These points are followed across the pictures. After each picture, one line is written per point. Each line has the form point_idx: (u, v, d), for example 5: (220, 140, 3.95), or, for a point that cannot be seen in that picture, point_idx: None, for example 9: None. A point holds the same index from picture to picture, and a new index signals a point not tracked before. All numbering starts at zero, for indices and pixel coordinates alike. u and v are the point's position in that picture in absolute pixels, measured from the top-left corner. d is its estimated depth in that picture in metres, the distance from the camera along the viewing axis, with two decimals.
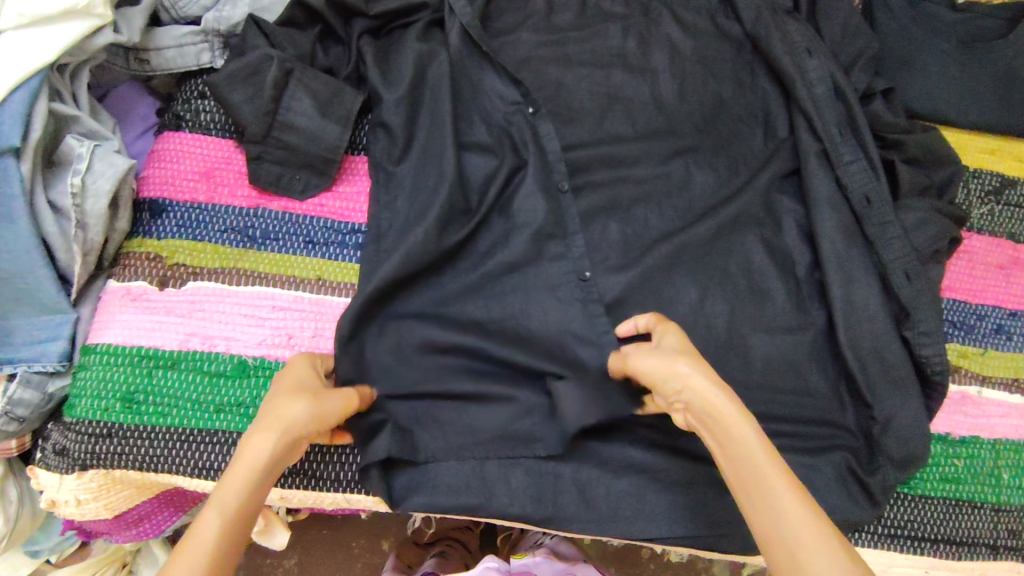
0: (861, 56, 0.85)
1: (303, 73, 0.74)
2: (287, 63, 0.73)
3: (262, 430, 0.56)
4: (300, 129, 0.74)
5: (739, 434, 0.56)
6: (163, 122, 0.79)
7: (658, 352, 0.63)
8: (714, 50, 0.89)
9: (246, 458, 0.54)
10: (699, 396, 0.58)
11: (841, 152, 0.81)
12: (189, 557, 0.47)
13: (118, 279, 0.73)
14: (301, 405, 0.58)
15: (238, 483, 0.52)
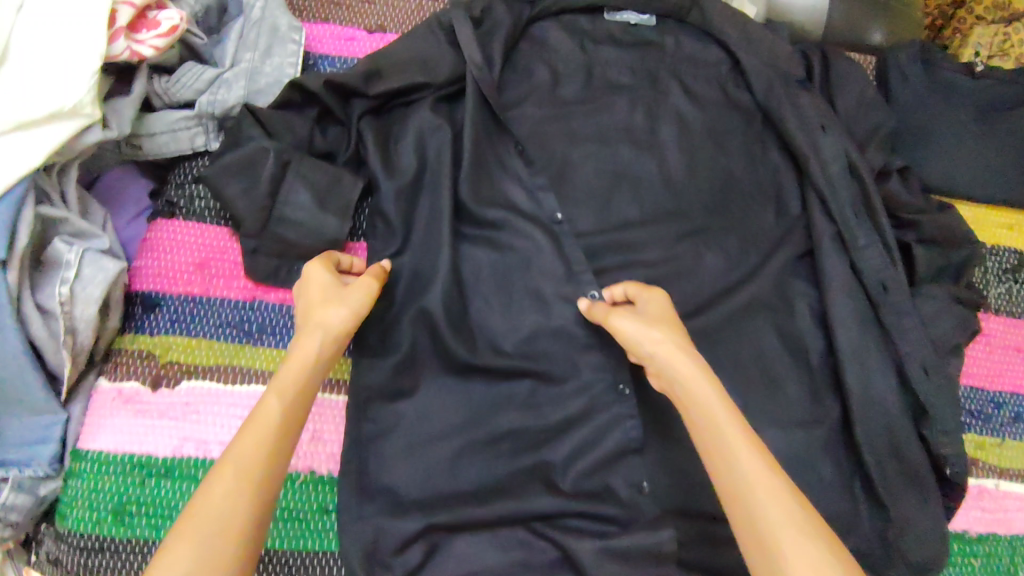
0: (878, 132, 0.82)
1: (300, 163, 0.72)
2: (285, 153, 0.72)
3: (305, 336, 0.62)
4: (296, 223, 0.72)
5: (704, 398, 0.61)
6: (156, 207, 0.77)
7: (642, 317, 0.67)
8: (724, 122, 0.86)
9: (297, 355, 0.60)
10: (671, 365, 0.64)
11: (856, 235, 0.79)
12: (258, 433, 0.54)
13: (110, 379, 0.70)
14: (333, 311, 0.63)
15: (291, 380, 0.59)
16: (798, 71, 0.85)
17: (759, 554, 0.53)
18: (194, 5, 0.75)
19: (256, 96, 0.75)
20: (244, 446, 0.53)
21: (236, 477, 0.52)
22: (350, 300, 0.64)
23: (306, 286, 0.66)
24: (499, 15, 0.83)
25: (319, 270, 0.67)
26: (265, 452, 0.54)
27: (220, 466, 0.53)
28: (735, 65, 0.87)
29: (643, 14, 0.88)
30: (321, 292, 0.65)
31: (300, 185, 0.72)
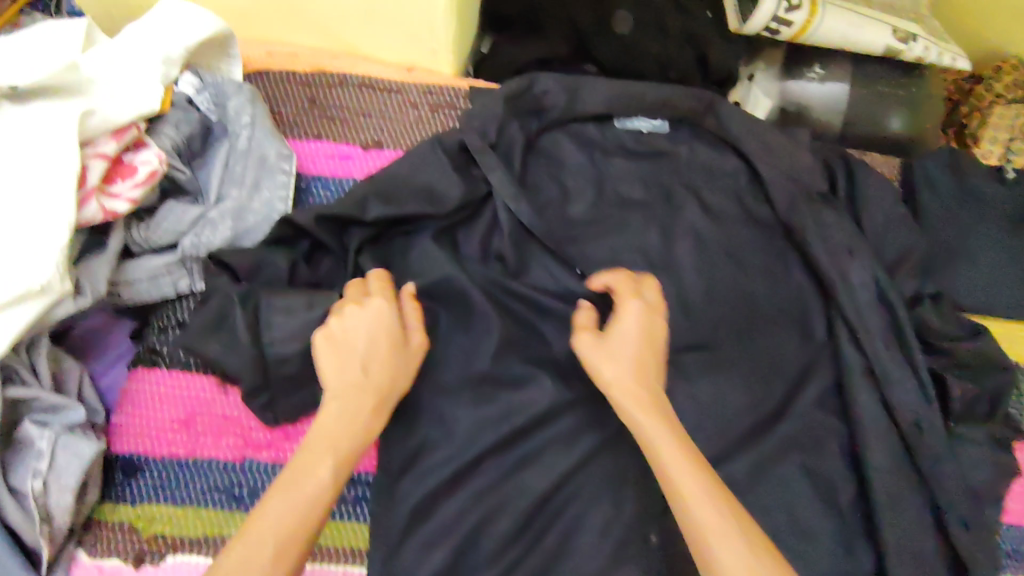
0: (909, 255, 0.77)
1: (273, 305, 0.64)
2: (250, 296, 0.64)
3: (362, 385, 0.58)
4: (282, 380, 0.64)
5: (654, 432, 0.59)
6: (138, 353, 0.71)
7: (607, 342, 0.64)
8: (743, 239, 0.81)
9: (352, 408, 0.57)
10: (626, 396, 0.61)
11: (888, 369, 0.74)
12: (304, 496, 0.52)
13: (89, 556, 0.64)
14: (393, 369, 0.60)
15: (344, 437, 0.56)
16: (820, 184, 0.81)
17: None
18: (174, 136, 0.69)
19: (244, 234, 0.69)
20: (285, 519, 0.50)
21: (274, 558, 0.49)
22: (396, 362, 0.61)
23: (360, 325, 0.61)
24: (506, 135, 0.77)
25: (375, 309, 0.61)
26: (306, 528, 0.51)
27: (257, 534, 0.49)
28: (754, 176, 0.83)
29: (656, 120, 0.83)
30: (373, 339, 0.60)
31: (287, 326, 0.64)
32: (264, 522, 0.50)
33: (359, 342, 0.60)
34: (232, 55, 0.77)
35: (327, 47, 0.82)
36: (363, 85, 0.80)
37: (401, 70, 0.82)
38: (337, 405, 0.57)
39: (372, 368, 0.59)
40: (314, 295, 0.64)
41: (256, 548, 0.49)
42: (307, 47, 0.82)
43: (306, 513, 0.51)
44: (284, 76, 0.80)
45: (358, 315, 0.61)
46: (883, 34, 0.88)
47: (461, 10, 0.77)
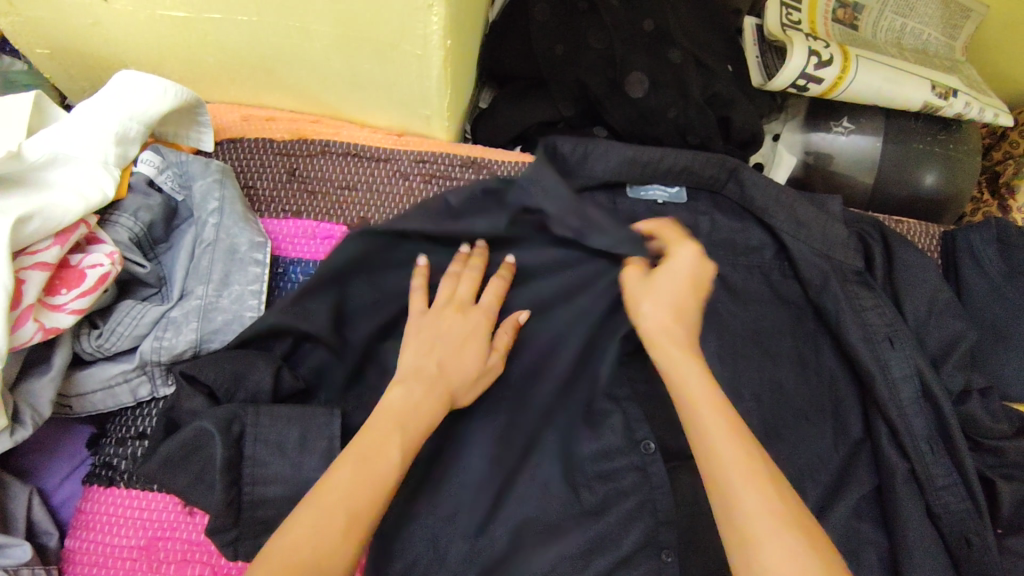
0: (956, 346, 0.70)
1: (259, 429, 0.57)
2: (235, 420, 0.56)
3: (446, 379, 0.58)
4: (263, 508, 0.56)
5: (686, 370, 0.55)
6: (93, 465, 0.63)
7: (656, 288, 0.61)
8: (769, 322, 0.73)
9: (437, 391, 0.57)
10: (667, 336, 0.58)
11: (932, 474, 0.67)
12: (374, 468, 0.48)
13: None
14: (474, 367, 0.61)
15: (418, 420, 0.53)
16: (855, 261, 0.73)
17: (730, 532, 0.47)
18: (131, 226, 0.61)
19: (213, 335, 0.61)
20: (354, 490, 0.46)
21: (342, 534, 0.44)
22: (471, 370, 0.61)
23: (452, 330, 0.62)
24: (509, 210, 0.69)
25: (472, 318, 0.63)
26: (372, 507, 0.47)
27: (325, 503, 0.45)
28: (780, 252, 0.75)
29: (672, 188, 0.76)
30: (461, 342, 0.61)
31: (270, 457, 0.56)
32: (335, 489, 0.46)
33: (443, 342, 0.60)
34: (201, 122, 0.70)
35: (309, 110, 0.74)
36: (348, 154, 0.72)
37: (390, 135, 0.75)
38: (406, 390, 0.56)
39: (451, 373, 0.59)
40: (303, 418, 0.57)
41: (319, 524, 0.44)
42: (287, 109, 0.74)
43: (378, 489, 0.47)
44: (260, 143, 0.72)
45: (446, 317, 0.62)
46: (924, 89, 0.82)
47: (458, 74, 0.68)
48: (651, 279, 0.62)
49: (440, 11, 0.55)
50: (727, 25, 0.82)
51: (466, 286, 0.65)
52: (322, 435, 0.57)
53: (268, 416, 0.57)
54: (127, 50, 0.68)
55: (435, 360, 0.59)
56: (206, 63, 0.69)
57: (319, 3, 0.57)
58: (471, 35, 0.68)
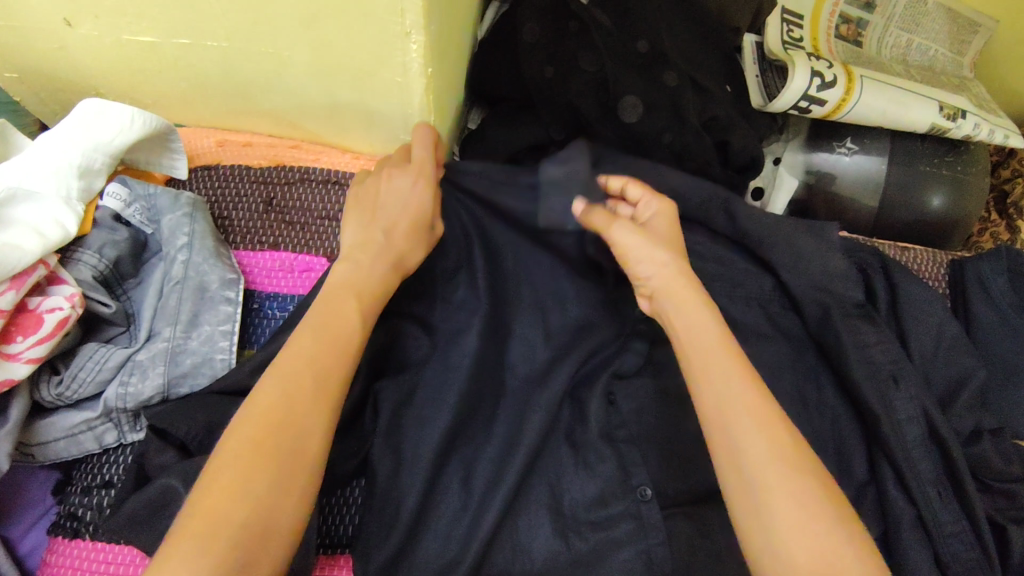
0: (965, 385, 0.67)
1: None
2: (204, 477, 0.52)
3: (386, 235, 0.55)
4: None
5: (702, 325, 0.53)
6: (57, 515, 0.60)
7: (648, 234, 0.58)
8: (770, 359, 0.70)
9: (372, 250, 0.54)
10: (669, 281, 0.55)
11: (941, 521, 0.63)
12: (331, 342, 0.49)
13: None
14: (423, 206, 0.56)
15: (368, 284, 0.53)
16: (856, 294, 0.70)
17: (736, 478, 0.48)
18: (95, 263, 0.58)
19: (180, 381, 0.57)
20: (311, 365, 0.48)
21: (316, 392, 0.47)
22: (416, 238, 0.56)
23: (395, 194, 0.56)
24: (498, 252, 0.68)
25: (409, 178, 0.56)
26: (341, 369, 0.49)
27: (290, 370, 0.47)
28: (779, 284, 0.72)
29: None
30: (402, 206, 0.56)
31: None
32: (298, 361, 0.48)
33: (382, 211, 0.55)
34: (174, 149, 0.66)
35: (288, 134, 0.70)
36: (329, 181, 0.69)
37: (374, 162, 0.71)
38: (352, 263, 0.54)
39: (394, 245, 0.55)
40: None
41: (288, 388, 0.46)
42: (264, 134, 0.71)
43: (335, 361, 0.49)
44: (236, 170, 0.70)
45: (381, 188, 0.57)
46: (931, 111, 0.79)
47: (443, 99, 0.65)
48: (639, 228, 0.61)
49: (418, 39, 0.52)
50: (726, 45, 0.79)
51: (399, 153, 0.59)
52: None
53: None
54: (96, 74, 0.65)
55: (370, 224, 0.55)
56: (178, 88, 0.65)
57: (292, 28, 0.53)
58: (452, 58, 0.65)
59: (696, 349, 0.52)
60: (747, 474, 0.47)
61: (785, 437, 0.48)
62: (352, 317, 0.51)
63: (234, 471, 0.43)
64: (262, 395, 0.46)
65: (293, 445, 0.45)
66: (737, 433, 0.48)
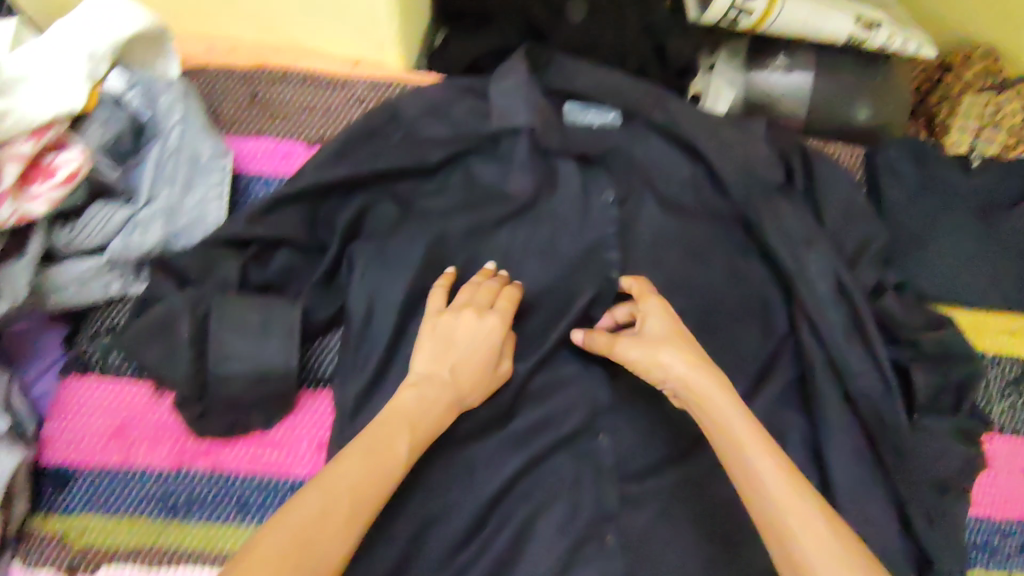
0: (869, 247, 0.75)
1: (223, 311, 0.62)
2: (201, 303, 0.61)
3: (441, 385, 0.63)
4: (237, 376, 0.62)
5: (725, 416, 0.60)
6: (68, 361, 0.68)
7: (647, 339, 0.66)
8: (701, 236, 0.79)
9: (435, 394, 0.62)
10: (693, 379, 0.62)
11: (849, 363, 0.72)
12: (370, 463, 0.54)
13: (18, 566, 0.63)
14: (480, 367, 0.66)
15: (423, 431, 0.60)
16: (777, 175, 0.79)
17: (778, 544, 0.53)
18: (102, 135, 0.67)
19: (177, 235, 0.66)
20: (357, 484, 0.53)
21: (346, 521, 0.51)
22: (476, 378, 0.65)
23: (466, 339, 0.66)
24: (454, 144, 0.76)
25: (488, 325, 0.66)
26: (379, 494, 0.54)
27: (335, 484, 0.52)
28: (709, 169, 0.80)
29: (608, 114, 0.82)
30: (475, 350, 0.66)
31: (233, 337, 0.62)
32: (345, 478, 0.52)
33: (460, 350, 0.65)
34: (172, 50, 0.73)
35: (271, 41, 0.79)
36: (307, 80, 0.78)
37: (348, 64, 0.80)
38: (419, 394, 0.62)
39: (456, 386, 0.64)
40: (267, 302, 0.63)
41: (327, 502, 0.50)
42: (252, 41, 0.80)
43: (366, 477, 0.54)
44: (223, 71, 0.78)
45: (458, 321, 0.66)
46: (847, 23, 0.88)
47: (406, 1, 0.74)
48: (642, 331, 0.67)
49: None
50: None
51: (486, 294, 0.69)
52: (282, 321, 0.63)
53: (234, 301, 0.62)
54: None
55: (431, 361, 0.65)
56: None
57: None
58: None
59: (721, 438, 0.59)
60: (784, 539, 0.53)
61: (815, 507, 0.54)
62: (402, 454, 0.57)
63: (277, 549, 0.46)
64: (300, 502, 0.49)
65: (315, 558, 0.48)
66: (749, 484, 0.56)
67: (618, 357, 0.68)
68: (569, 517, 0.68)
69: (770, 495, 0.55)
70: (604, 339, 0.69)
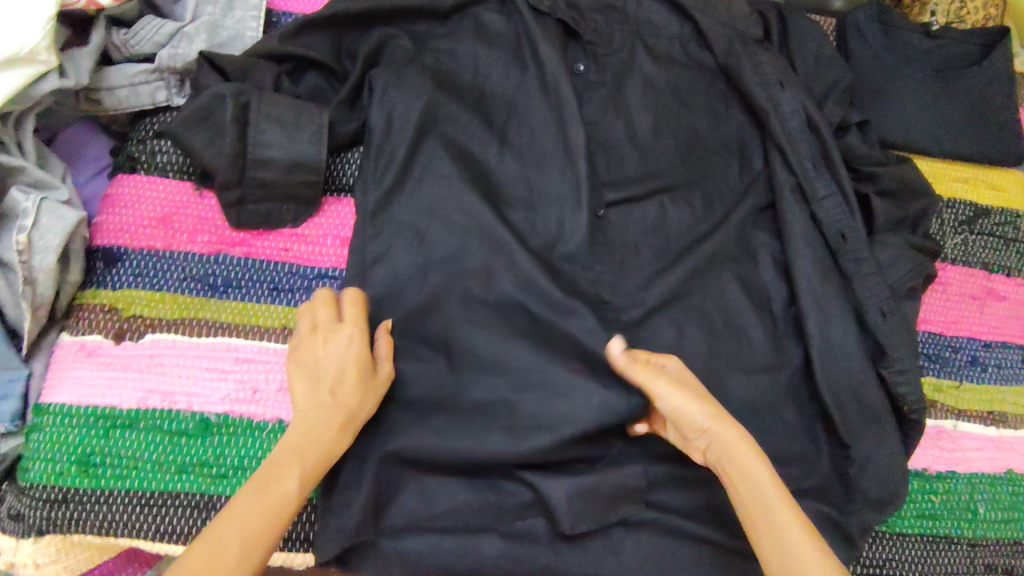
0: (835, 88, 0.84)
1: (261, 102, 0.69)
2: (242, 94, 0.69)
3: (322, 414, 0.62)
4: (273, 161, 0.70)
5: (756, 472, 0.62)
6: (117, 163, 0.75)
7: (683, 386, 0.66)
8: (687, 81, 0.85)
9: (314, 419, 0.61)
10: (724, 435, 0.64)
11: (816, 187, 0.80)
12: (258, 506, 0.55)
13: (71, 333, 0.70)
14: (359, 385, 0.64)
15: (311, 449, 0.60)
16: (756, 30, 0.86)
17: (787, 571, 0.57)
18: None
19: (219, 48, 0.75)
20: (248, 526, 0.54)
21: (240, 556, 0.53)
22: (361, 397, 0.64)
23: (330, 356, 0.64)
24: None
25: (345, 338, 0.65)
26: (273, 527, 0.55)
27: (223, 533, 0.53)
28: (695, 26, 0.85)
29: None
30: (345, 368, 0.64)
31: (269, 126, 0.69)
32: (230, 521, 0.54)
33: (327, 372, 0.63)
34: None
35: None
36: None
37: None
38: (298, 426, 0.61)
39: (335, 405, 0.62)
40: (298, 102, 0.71)
41: (215, 550, 0.52)
42: None
43: (256, 518, 0.55)
44: None
45: (325, 344, 0.64)
46: None
47: None
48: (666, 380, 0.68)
49: None
50: None
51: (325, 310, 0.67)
52: (315, 118, 0.71)
53: (270, 96, 0.69)
54: None
55: (303, 395, 0.63)
56: None
57: None
58: None
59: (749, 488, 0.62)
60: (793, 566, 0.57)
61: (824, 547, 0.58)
62: (292, 482, 0.58)
63: None
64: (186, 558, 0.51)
65: None
66: (786, 550, 0.58)
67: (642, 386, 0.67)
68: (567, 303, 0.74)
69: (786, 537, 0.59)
70: (639, 372, 0.67)
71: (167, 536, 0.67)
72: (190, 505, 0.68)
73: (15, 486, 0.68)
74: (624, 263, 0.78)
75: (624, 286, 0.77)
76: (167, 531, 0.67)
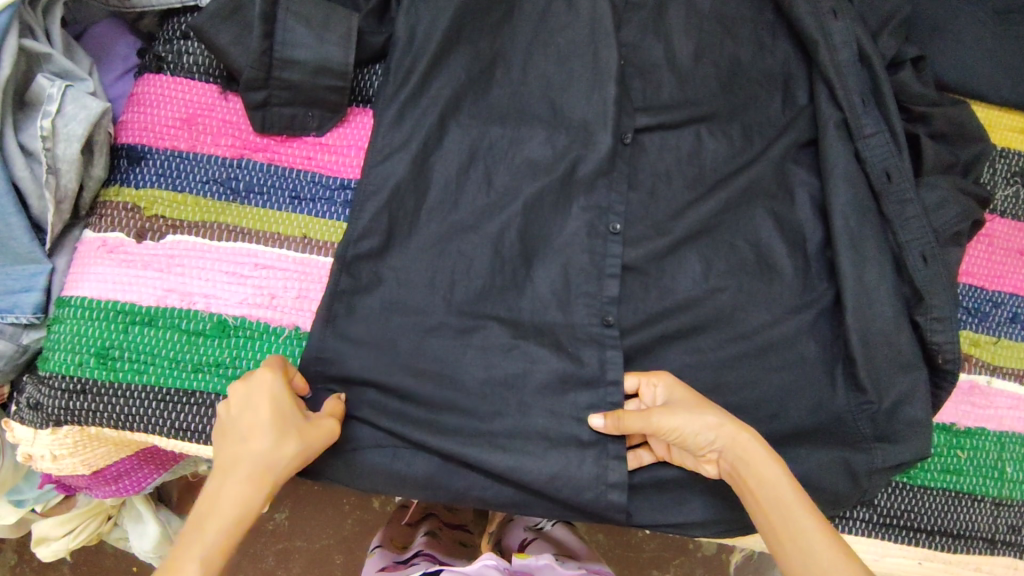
0: (891, 20, 0.79)
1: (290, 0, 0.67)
2: None
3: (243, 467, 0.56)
4: (300, 63, 0.68)
5: (773, 477, 0.60)
6: (143, 62, 0.73)
7: (680, 408, 0.64)
8: (733, 8, 0.80)
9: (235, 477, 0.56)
10: (734, 441, 0.62)
11: (863, 124, 0.76)
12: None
13: (94, 229, 0.70)
14: (281, 436, 0.58)
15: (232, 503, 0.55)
16: None
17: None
18: None
19: None
20: None
21: None
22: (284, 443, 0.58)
23: (254, 399, 0.59)
24: None
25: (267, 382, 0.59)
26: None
27: None
28: None
29: None
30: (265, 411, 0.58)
31: (297, 26, 0.67)
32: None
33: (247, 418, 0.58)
34: None
35: None
36: None
37: None
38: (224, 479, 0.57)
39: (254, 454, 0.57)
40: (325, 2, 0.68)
41: None
42: None
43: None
44: None
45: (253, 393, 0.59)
46: None
47: None
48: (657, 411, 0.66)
49: None
50: None
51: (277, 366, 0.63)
52: (342, 22, 0.69)
53: None
54: None
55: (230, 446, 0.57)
56: None
57: None
58: None
59: (769, 496, 0.60)
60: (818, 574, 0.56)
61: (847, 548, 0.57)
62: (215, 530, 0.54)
63: None
64: None
65: None
66: (810, 554, 0.57)
67: (654, 430, 0.64)
68: (594, 234, 0.72)
69: (807, 545, 0.57)
70: (639, 415, 0.65)
71: (184, 433, 0.68)
72: (206, 403, 0.68)
73: (36, 376, 0.69)
74: (655, 193, 0.75)
75: (654, 216, 0.74)
76: (183, 428, 0.68)
